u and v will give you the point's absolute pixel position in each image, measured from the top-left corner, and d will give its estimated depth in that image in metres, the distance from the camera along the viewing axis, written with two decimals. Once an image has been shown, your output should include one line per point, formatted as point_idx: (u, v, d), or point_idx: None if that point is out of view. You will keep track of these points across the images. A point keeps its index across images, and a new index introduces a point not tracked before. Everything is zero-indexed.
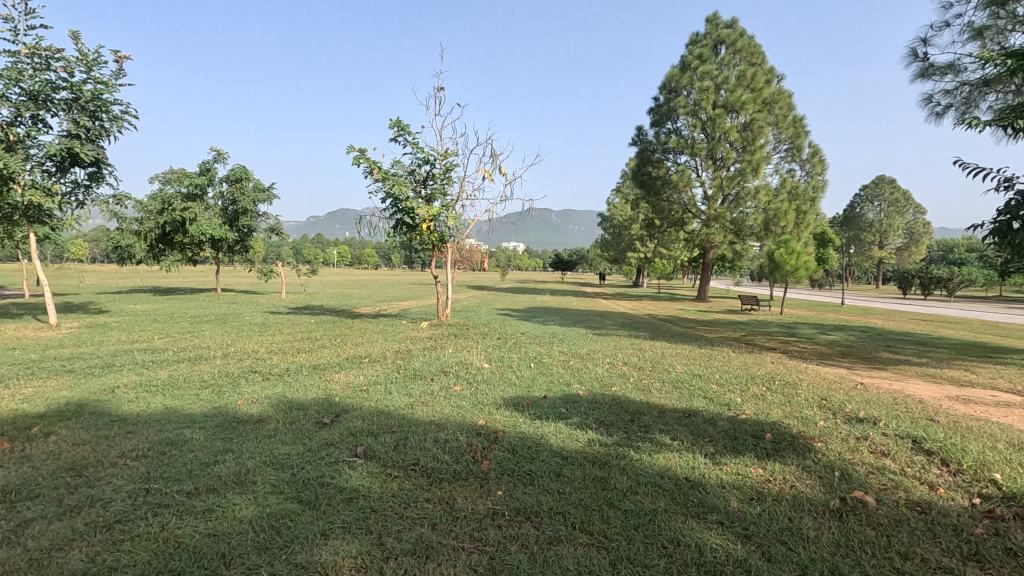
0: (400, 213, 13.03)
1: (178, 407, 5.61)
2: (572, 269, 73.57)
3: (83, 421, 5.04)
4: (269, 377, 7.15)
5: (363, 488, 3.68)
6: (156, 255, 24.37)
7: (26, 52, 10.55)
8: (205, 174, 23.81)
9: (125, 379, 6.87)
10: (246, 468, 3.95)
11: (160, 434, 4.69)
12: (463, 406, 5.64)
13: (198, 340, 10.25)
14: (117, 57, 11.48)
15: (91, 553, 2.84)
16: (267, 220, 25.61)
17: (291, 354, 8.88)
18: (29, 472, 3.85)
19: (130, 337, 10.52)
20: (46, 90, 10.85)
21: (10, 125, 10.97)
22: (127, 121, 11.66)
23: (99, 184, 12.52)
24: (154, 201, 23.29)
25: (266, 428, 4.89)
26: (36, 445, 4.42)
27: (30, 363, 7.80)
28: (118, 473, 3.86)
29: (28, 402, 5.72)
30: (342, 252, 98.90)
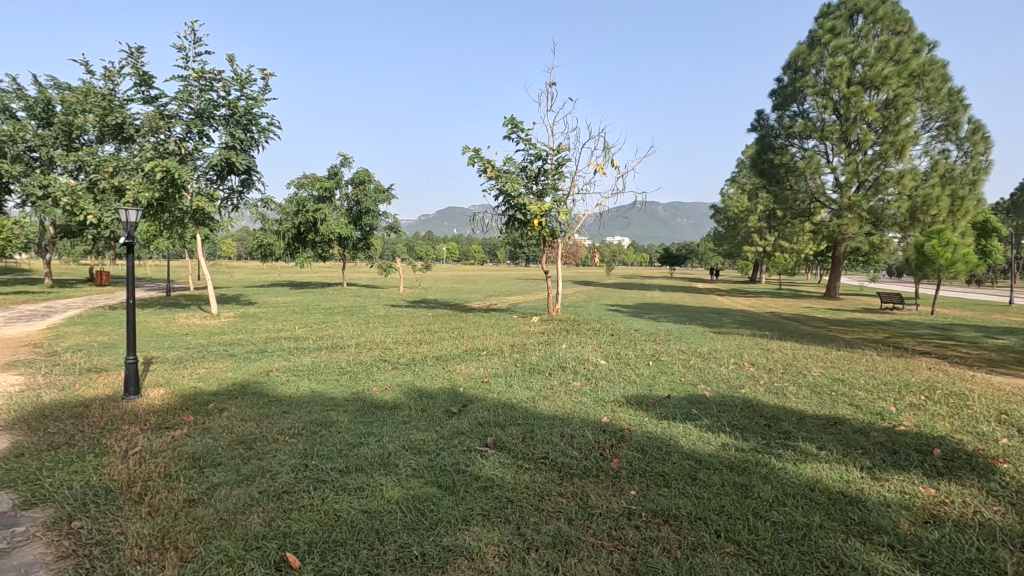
0: (512, 209, 13.23)
1: (322, 390, 6.14)
2: (681, 264, 70.70)
3: (247, 400, 5.68)
4: (398, 366, 7.63)
5: (498, 478, 3.77)
6: (293, 253, 26.96)
7: (195, 76, 12.10)
8: (334, 177, 25.88)
9: (277, 364, 7.65)
10: (388, 451, 4.22)
11: (310, 415, 5.17)
12: (585, 403, 5.58)
13: (332, 330, 11.17)
14: (264, 74, 12.80)
15: (268, 518, 3.17)
16: (386, 219, 27.30)
17: (415, 345, 9.38)
18: (211, 442, 4.41)
19: (276, 326, 11.73)
20: (209, 108, 12.37)
21: (182, 141, 12.65)
22: (272, 132, 12.97)
23: (250, 189, 14.08)
24: (291, 203, 25.75)
25: (401, 414, 5.20)
26: (214, 418, 5.07)
27: (202, 347, 8.98)
28: (280, 448, 4.29)
29: (204, 380, 6.59)
30: (452, 249, 102.34)
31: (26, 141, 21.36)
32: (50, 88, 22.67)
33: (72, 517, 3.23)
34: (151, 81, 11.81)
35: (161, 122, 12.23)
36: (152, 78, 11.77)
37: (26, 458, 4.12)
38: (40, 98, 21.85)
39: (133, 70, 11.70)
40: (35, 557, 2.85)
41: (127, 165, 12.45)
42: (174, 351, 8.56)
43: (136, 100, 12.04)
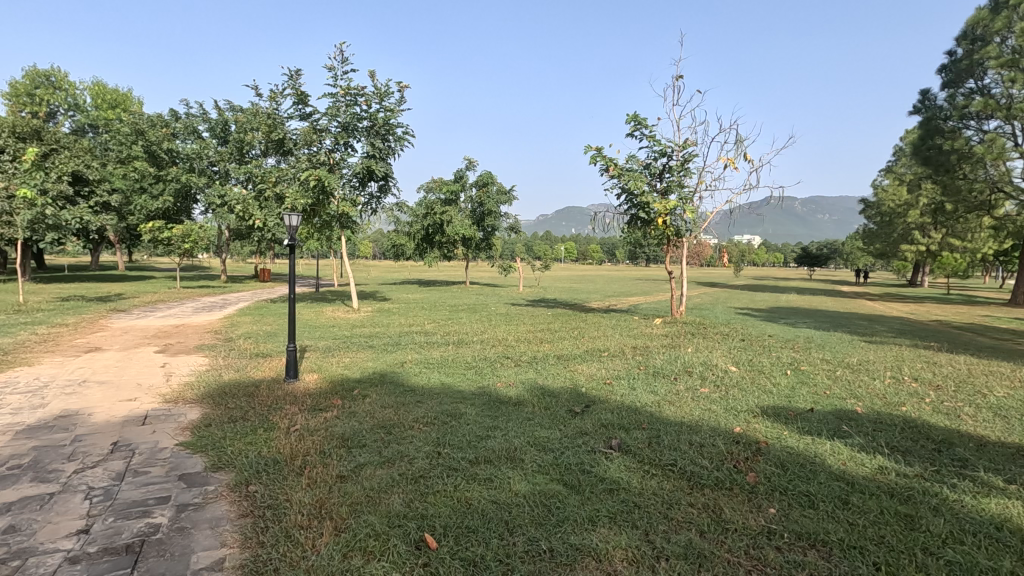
0: (635, 208, 12.90)
1: (451, 383, 6.48)
2: (821, 265, 64.30)
3: (385, 388, 6.18)
4: (520, 363, 7.81)
5: (623, 481, 3.71)
6: (421, 253, 28.70)
7: (342, 93, 13.37)
8: (459, 181, 27.10)
9: (410, 356, 8.21)
10: (514, 445, 4.34)
11: (441, 405, 5.48)
12: (714, 411, 5.29)
13: (458, 326, 11.72)
14: (400, 87, 13.77)
15: (408, 499, 3.42)
16: (507, 219, 27.98)
17: (536, 343, 9.55)
18: (356, 425, 4.86)
19: (408, 321, 12.59)
20: (354, 121, 13.58)
21: (331, 152, 14.04)
22: (407, 141, 13.91)
23: (387, 194, 15.23)
24: (421, 206, 27.40)
25: (525, 411, 5.33)
26: (358, 404, 5.58)
27: (346, 338, 9.92)
28: (415, 435, 4.61)
29: (349, 368, 7.29)
30: (570, 249, 101.93)
31: (209, 158, 25.07)
32: (227, 111, 26.34)
33: (249, 481, 3.73)
34: (307, 100, 13.28)
35: (314, 136, 13.68)
36: (307, 97, 13.21)
37: (213, 427, 4.83)
38: (219, 120, 25.46)
39: (293, 91, 13.22)
40: (222, 513, 3.33)
41: (287, 176, 14.09)
42: (323, 341, 9.55)
43: (295, 118, 13.59)
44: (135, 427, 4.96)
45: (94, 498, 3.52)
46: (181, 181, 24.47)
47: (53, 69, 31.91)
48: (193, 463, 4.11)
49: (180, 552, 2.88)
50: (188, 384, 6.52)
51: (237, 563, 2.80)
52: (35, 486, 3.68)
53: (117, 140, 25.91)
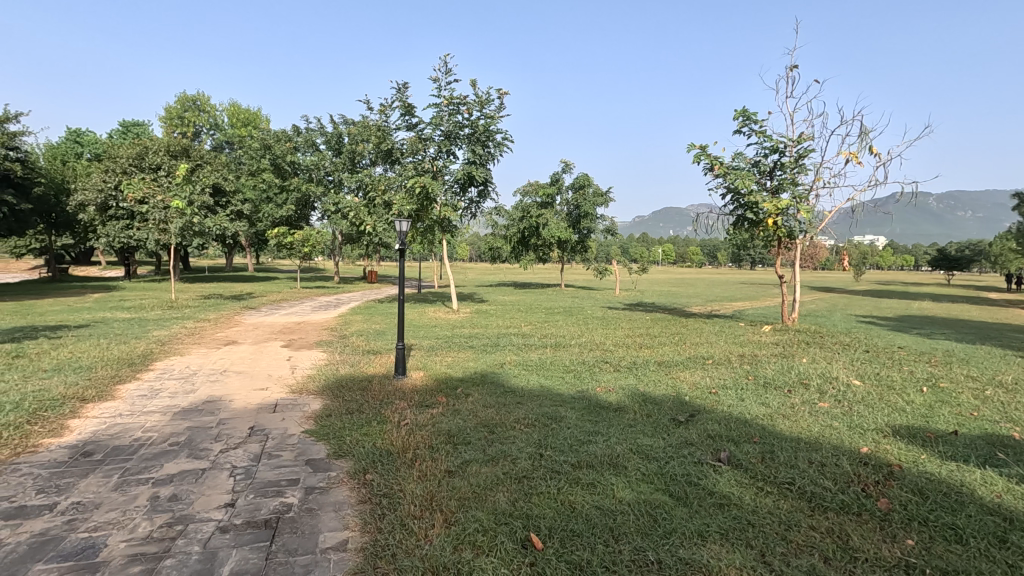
0: (742, 208, 12.22)
1: (551, 386, 6.52)
2: (962, 268, 56.73)
3: (487, 388, 6.36)
4: (619, 368, 7.69)
5: (734, 496, 3.53)
6: (517, 256, 29.14)
7: (445, 103, 13.93)
8: (556, 184, 27.17)
9: (509, 358, 8.37)
10: (616, 452, 4.28)
11: (541, 408, 5.53)
12: (837, 428, 4.87)
13: (555, 329, 11.76)
14: (500, 94, 14.08)
15: (512, 498, 3.49)
16: (604, 221, 27.60)
17: (636, 349, 9.35)
18: (461, 423, 5.04)
19: (506, 323, 12.82)
20: (456, 129, 14.10)
21: (434, 159, 14.68)
22: (506, 146, 14.21)
23: (486, 199, 15.65)
24: (517, 210, 27.80)
25: (627, 417, 5.24)
26: (462, 402, 5.78)
27: (448, 338, 10.32)
28: (518, 435, 4.70)
29: (452, 368, 7.57)
30: (668, 251, 98.60)
31: (325, 168, 27.18)
32: (341, 124, 28.37)
33: (366, 470, 4.01)
34: (413, 111, 13.99)
35: (420, 145, 14.37)
36: (413, 108, 13.92)
37: (333, 418, 5.25)
38: (334, 133, 27.51)
39: (401, 103, 13.99)
40: (344, 498, 3.61)
41: (394, 183, 14.94)
42: (426, 340, 10.01)
43: (402, 128, 14.37)
44: (268, 414, 5.51)
45: (238, 475, 3.96)
46: (301, 191, 26.80)
47: (198, 94, 36.20)
48: (316, 450, 4.49)
49: (309, 530, 3.17)
50: (310, 377, 7.13)
51: (358, 545, 3.01)
52: (191, 461, 4.20)
53: (249, 154, 28.88)
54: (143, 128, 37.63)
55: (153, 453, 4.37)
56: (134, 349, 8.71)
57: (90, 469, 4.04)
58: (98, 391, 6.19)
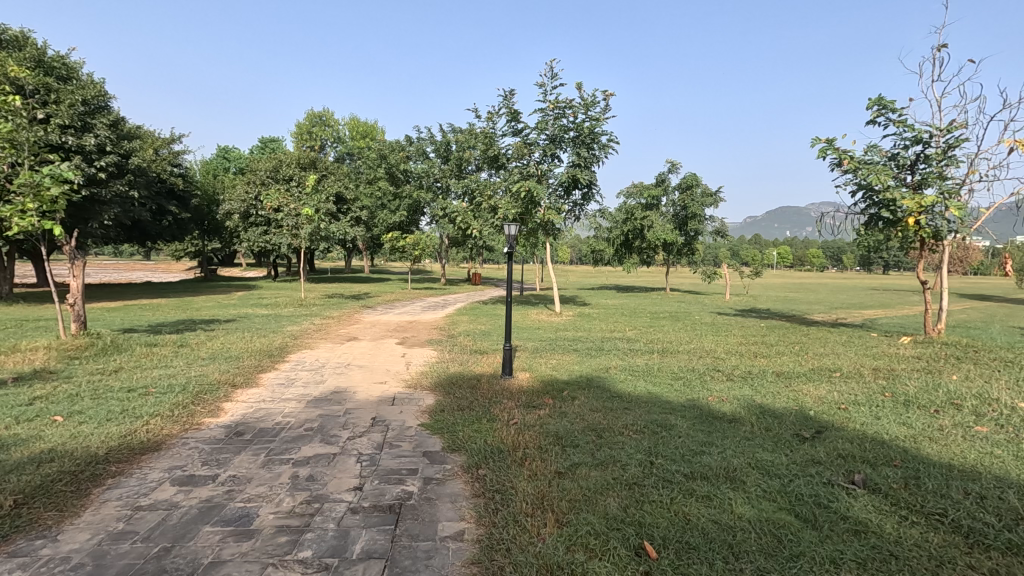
0: (875, 207, 11.07)
1: (659, 393, 6.34)
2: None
3: (593, 392, 6.33)
4: (733, 377, 7.28)
5: (872, 523, 3.22)
6: (620, 258, 28.62)
7: (551, 107, 14.04)
8: (662, 184, 26.32)
9: (614, 362, 8.25)
10: (733, 465, 4.07)
11: (650, 415, 5.39)
12: (999, 457, 4.26)
13: (661, 334, 11.41)
14: (606, 95, 13.94)
15: (624, 504, 3.45)
16: (713, 223, 26.24)
17: (751, 358, 8.80)
18: (569, 425, 5.06)
19: (609, 327, 12.65)
20: (561, 132, 14.18)
21: (539, 163, 14.87)
22: (611, 148, 14.03)
23: (589, 201, 15.55)
24: (620, 212, 27.27)
25: (743, 430, 4.96)
26: (568, 404, 5.80)
27: (552, 341, 10.39)
28: (627, 442, 4.62)
29: (557, 370, 7.62)
30: (784, 253, 91.72)
31: (434, 175, 28.56)
32: (449, 133, 29.60)
33: (479, 465, 4.17)
34: (519, 117, 14.26)
35: (525, 150, 14.62)
36: (519, 114, 14.19)
37: (446, 413, 5.50)
38: (443, 141, 28.78)
39: (507, 110, 14.32)
40: (459, 490, 3.78)
41: (500, 188, 15.30)
42: (531, 342, 10.16)
43: (509, 134, 14.69)
44: (387, 406, 5.91)
45: (364, 462, 4.29)
46: (413, 197, 28.36)
47: (324, 110, 39.58)
48: (432, 443, 4.74)
49: (429, 518, 3.35)
50: (423, 373, 7.54)
51: (475, 537, 3.14)
52: (323, 446, 4.63)
53: (366, 164, 31.03)
54: (278, 144, 41.89)
55: (291, 436, 4.87)
56: (272, 342, 9.73)
57: (242, 447, 4.59)
58: (245, 378, 7.00)
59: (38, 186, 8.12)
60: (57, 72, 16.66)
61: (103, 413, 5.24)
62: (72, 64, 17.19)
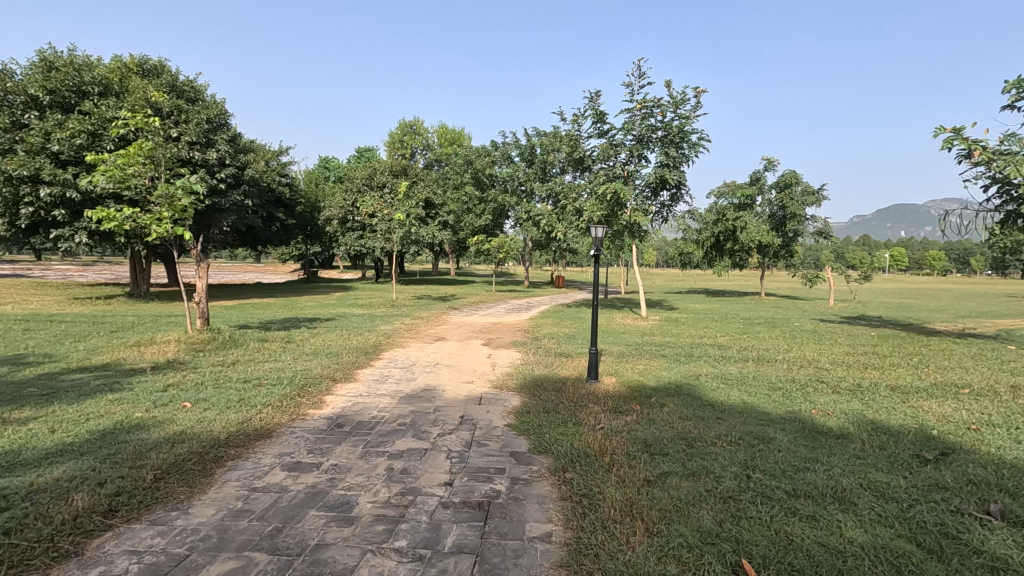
0: (1014, 202, 9.77)
1: (755, 403, 5.99)
2: None
3: (683, 399, 6.11)
4: (839, 390, 6.72)
5: (1012, 560, 2.84)
6: (710, 261, 27.44)
7: (638, 107, 13.74)
8: (756, 183, 24.93)
9: (705, 369, 7.91)
10: (842, 484, 3.76)
11: (745, 426, 5.11)
12: None
13: (755, 341, 10.77)
14: (697, 92, 13.41)
15: (719, 518, 3.30)
16: (815, 223, 24.46)
17: (861, 369, 8.08)
18: (658, 433, 4.92)
19: (699, 332, 12.14)
20: (648, 132, 13.84)
21: (625, 164, 14.60)
22: (702, 146, 13.50)
23: (678, 202, 15.04)
24: (711, 212, 26.14)
25: (852, 447, 4.57)
26: (656, 411, 5.64)
27: (638, 345, 10.15)
28: (720, 453, 4.41)
29: (644, 376, 7.42)
30: (899, 256, 83.60)
31: (519, 179, 28.94)
32: (534, 136, 29.84)
33: (566, 468, 4.15)
34: (604, 118, 14.09)
35: (611, 151, 14.41)
36: (605, 115, 14.03)
37: (532, 415, 5.54)
38: (527, 145, 29.04)
39: (593, 112, 14.19)
40: (546, 492, 3.79)
41: (584, 190, 15.18)
42: (616, 346, 9.97)
43: (594, 136, 14.55)
44: (474, 405, 6.05)
45: (453, 458, 4.42)
46: (498, 201, 28.88)
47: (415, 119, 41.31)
48: (519, 444, 4.79)
49: (517, 518, 3.40)
50: (508, 374, 7.63)
51: (562, 540, 3.13)
52: (415, 441, 4.82)
53: (453, 170, 31.95)
54: (373, 153, 44.27)
55: (386, 430, 5.12)
56: (367, 341, 10.28)
57: (342, 438, 4.89)
58: (344, 374, 7.46)
59: (172, 196, 9.14)
60: (187, 94, 18.65)
61: (224, 401, 5.78)
62: (199, 87, 19.17)
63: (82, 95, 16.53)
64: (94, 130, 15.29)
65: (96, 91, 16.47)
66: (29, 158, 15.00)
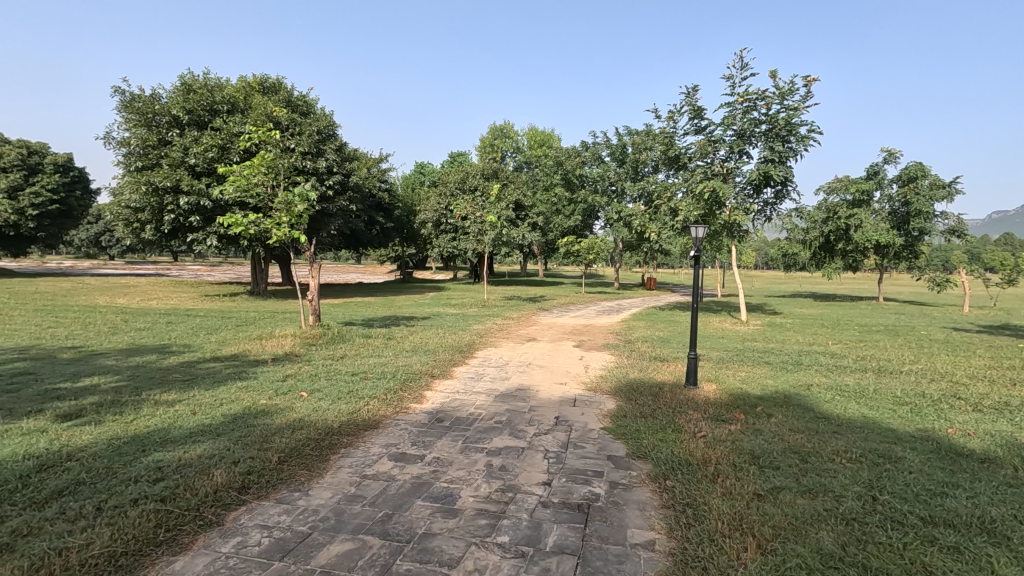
0: None
1: (877, 418, 5.45)
2: None
3: (792, 411, 5.70)
4: (980, 408, 5.95)
5: None
6: (818, 263, 25.43)
7: (740, 100, 13.05)
8: (874, 177, 22.78)
9: (817, 379, 7.33)
10: (990, 514, 3.33)
11: (868, 443, 4.67)
12: None
13: (875, 350, 9.82)
14: (807, 81, 12.50)
15: (841, 541, 3.04)
16: (945, 220, 21.90)
17: (1007, 385, 7.10)
18: (766, 445, 4.63)
19: (808, 339, 11.28)
20: (751, 126, 13.11)
21: (725, 161, 13.93)
22: (812, 139, 12.56)
23: (784, 200, 14.10)
24: (820, 210, 24.26)
25: (1002, 473, 4.03)
26: (763, 422, 5.31)
27: (739, 351, 9.63)
28: (840, 470, 4.06)
29: (747, 383, 7.01)
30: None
31: (609, 179, 28.52)
32: (625, 135, 29.25)
33: (666, 476, 4.02)
34: (703, 113, 13.51)
35: (710, 147, 13.80)
36: (703, 110, 13.47)
37: (628, 419, 5.43)
38: (619, 144, 28.54)
39: (690, 107, 13.67)
40: (646, 499, 3.70)
41: (680, 188, 14.65)
42: (715, 352, 9.52)
43: (691, 133, 14.01)
44: (569, 407, 6.04)
45: (550, 459, 4.43)
46: (588, 202, 28.64)
47: (506, 123, 42.06)
48: (616, 448, 4.71)
49: (618, 523, 3.34)
50: (602, 377, 7.54)
51: (667, 549, 3.04)
52: (512, 439, 4.89)
53: (544, 171, 32.09)
54: (465, 157, 45.59)
55: (484, 427, 5.24)
56: (461, 339, 10.60)
57: (443, 432, 5.08)
58: (441, 370, 7.75)
59: (290, 203, 9.96)
60: (300, 108, 20.25)
61: (335, 392, 6.21)
62: (311, 101, 20.73)
63: (214, 113, 18.45)
64: (224, 144, 17.05)
65: (225, 109, 18.32)
66: (171, 171, 16.99)
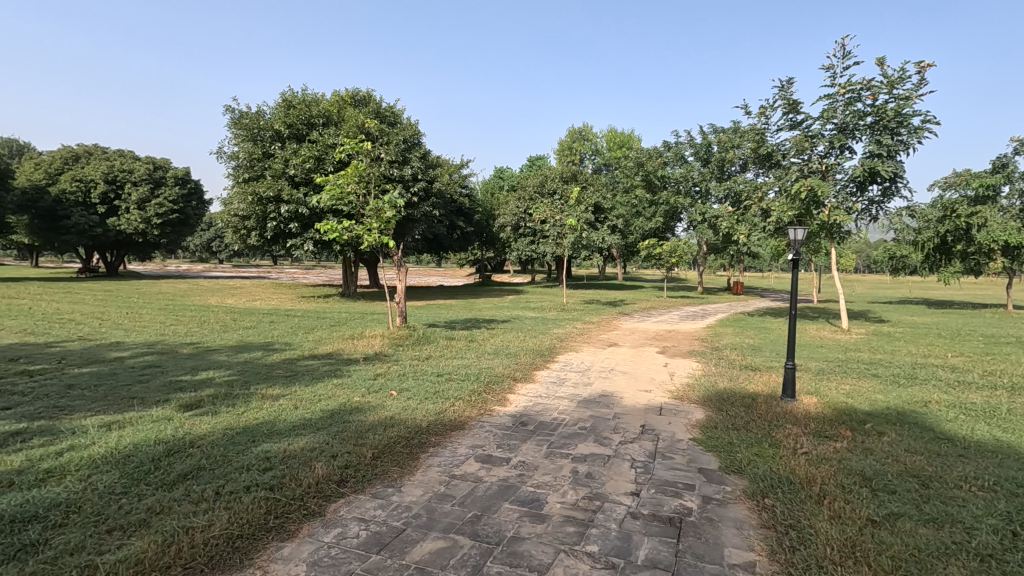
0: None
1: (1014, 443, 4.83)
2: None
3: (909, 430, 5.18)
4: None
5: None
6: (932, 266, 23.06)
7: (842, 92, 12.11)
8: (1002, 170, 20.32)
9: (935, 395, 6.61)
10: None
11: (1003, 470, 4.15)
12: None
13: (1006, 365, 8.73)
14: (921, 67, 11.38)
15: None
16: None
17: None
18: (878, 466, 4.23)
19: (923, 350, 10.22)
20: (855, 119, 12.14)
21: (824, 157, 12.98)
22: (927, 131, 11.42)
23: (892, 198, 12.91)
24: (934, 208, 22.01)
25: None
26: (874, 440, 4.86)
27: (841, 362, 8.91)
28: (971, 499, 3.63)
29: (852, 398, 6.46)
30: None
31: (693, 179, 27.49)
32: (711, 133, 28.06)
33: (765, 494, 3.78)
34: (798, 107, 12.68)
35: (806, 143, 12.92)
36: (799, 104, 12.64)
37: (720, 431, 5.17)
38: (703, 143, 27.43)
39: (784, 102, 12.88)
40: (743, 517, 3.50)
41: (772, 187, 13.84)
42: (814, 362, 8.86)
43: (785, 128, 13.19)
44: (655, 415, 5.86)
45: (638, 468, 4.31)
46: (670, 203, 27.75)
47: (584, 125, 41.75)
48: (708, 460, 4.50)
49: (714, 540, 3.19)
50: (689, 385, 7.24)
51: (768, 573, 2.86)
52: (597, 446, 4.82)
53: (624, 173, 31.49)
54: (543, 161, 45.70)
55: (568, 433, 5.20)
56: (542, 343, 10.61)
57: (527, 436, 5.10)
58: (524, 374, 7.79)
59: (380, 210, 10.43)
60: (388, 119, 21.18)
61: (422, 392, 6.42)
62: (397, 111, 21.63)
63: (310, 126, 19.72)
64: (319, 155, 18.19)
65: (321, 122, 19.54)
66: (273, 181, 18.37)
